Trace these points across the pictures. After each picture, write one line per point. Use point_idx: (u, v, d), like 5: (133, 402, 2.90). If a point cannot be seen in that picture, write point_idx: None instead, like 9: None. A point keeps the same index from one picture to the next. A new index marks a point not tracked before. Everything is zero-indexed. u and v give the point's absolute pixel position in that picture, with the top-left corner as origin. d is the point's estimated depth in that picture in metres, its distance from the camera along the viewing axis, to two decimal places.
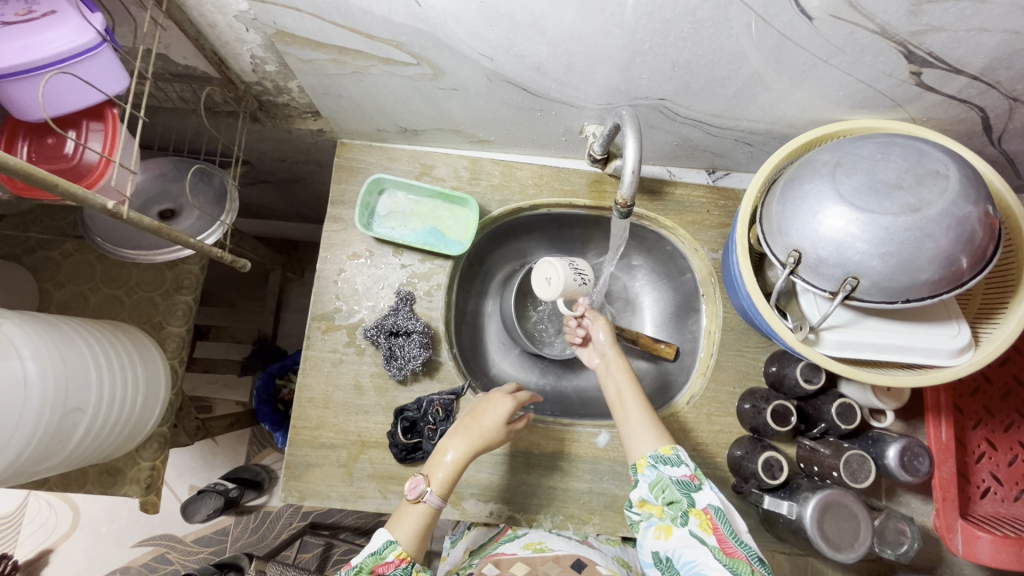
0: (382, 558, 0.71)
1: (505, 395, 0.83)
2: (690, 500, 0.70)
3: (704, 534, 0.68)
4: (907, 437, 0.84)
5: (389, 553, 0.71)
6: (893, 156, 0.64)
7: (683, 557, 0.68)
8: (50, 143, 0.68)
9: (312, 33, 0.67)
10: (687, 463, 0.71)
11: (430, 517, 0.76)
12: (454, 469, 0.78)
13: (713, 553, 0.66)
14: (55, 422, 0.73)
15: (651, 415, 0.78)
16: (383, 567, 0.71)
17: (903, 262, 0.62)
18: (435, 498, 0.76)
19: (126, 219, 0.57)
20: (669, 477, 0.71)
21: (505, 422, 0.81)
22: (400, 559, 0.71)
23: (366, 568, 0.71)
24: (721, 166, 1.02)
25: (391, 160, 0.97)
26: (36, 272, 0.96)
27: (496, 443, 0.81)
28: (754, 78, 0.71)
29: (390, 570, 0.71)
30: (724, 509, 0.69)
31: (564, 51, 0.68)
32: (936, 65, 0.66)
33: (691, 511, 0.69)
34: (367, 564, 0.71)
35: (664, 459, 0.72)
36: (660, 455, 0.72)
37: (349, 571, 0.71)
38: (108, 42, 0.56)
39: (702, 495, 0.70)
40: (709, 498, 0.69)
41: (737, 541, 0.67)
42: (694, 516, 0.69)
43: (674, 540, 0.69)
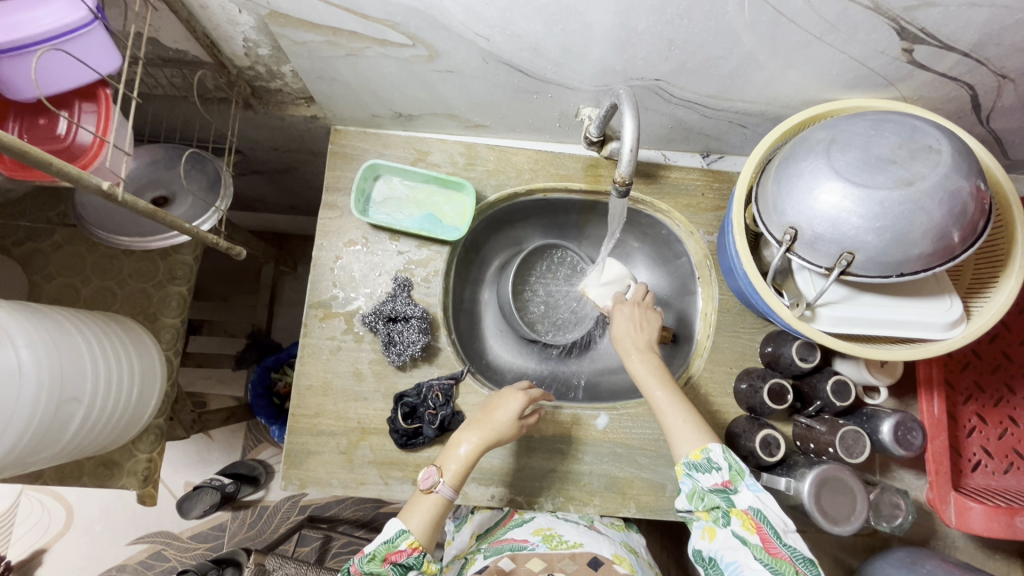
0: (395, 546, 0.72)
1: (516, 390, 0.83)
2: (728, 502, 0.71)
3: (747, 534, 0.69)
4: (900, 413, 0.85)
5: (401, 542, 0.72)
6: (886, 132, 0.65)
7: (726, 558, 0.70)
8: (41, 124, 0.67)
9: (306, 13, 0.67)
10: (720, 468, 0.72)
11: (441, 508, 0.76)
12: (468, 461, 0.79)
13: (754, 553, 0.67)
14: (50, 412, 0.72)
15: (695, 414, 0.77)
16: (396, 555, 0.72)
17: (896, 235, 0.63)
18: (448, 490, 0.77)
19: (121, 201, 0.57)
20: (704, 484, 0.73)
21: (517, 416, 0.81)
22: (412, 547, 0.72)
23: (380, 556, 0.72)
24: (715, 149, 1.02)
25: (385, 146, 0.97)
26: (25, 265, 0.95)
27: (511, 439, 0.81)
28: (748, 58, 0.72)
29: (404, 558, 0.72)
30: (764, 509, 0.69)
31: (561, 30, 0.68)
32: (928, 41, 0.67)
33: (732, 511, 0.71)
34: (380, 551, 0.72)
35: (697, 466, 0.73)
36: (692, 462, 0.73)
37: (361, 560, 0.72)
38: (100, 19, 0.55)
39: (741, 497, 0.70)
40: (749, 500, 0.70)
41: (781, 541, 0.67)
42: (736, 516, 0.70)
43: (718, 542, 0.71)
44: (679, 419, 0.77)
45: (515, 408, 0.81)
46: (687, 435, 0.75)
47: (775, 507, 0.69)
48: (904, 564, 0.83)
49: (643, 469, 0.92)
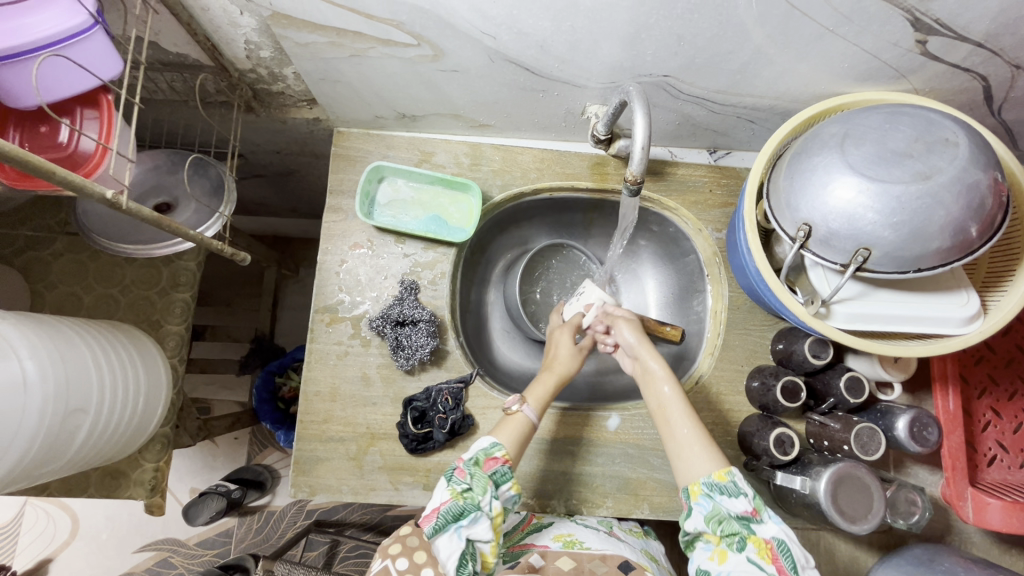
0: (491, 454, 0.73)
1: (564, 327, 0.91)
2: (746, 528, 0.67)
3: (763, 562, 0.65)
4: (915, 408, 0.84)
5: (497, 450, 0.74)
6: (901, 126, 0.65)
7: None
8: (43, 132, 0.65)
9: (310, 15, 0.65)
10: (747, 495, 0.68)
11: (527, 430, 0.79)
12: (548, 388, 0.82)
13: None
14: (56, 424, 0.71)
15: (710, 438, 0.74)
16: (492, 462, 0.72)
17: (913, 230, 0.62)
18: (533, 412, 0.80)
19: (127, 210, 0.56)
20: (726, 509, 0.68)
21: (574, 348, 0.87)
22: (507, 457, 0.73)
23: (480, 462, 0.72)
24: (722, 145, 1.01)
25: (389, 148, 0.95)
26: (27, 273, 0.94)
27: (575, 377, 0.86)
28: (759, 52, 0.71)
29: (498, 466, 0.72)
30: (788, 542, 0.66)
31: (568, 27, 0.66)
32: (942, 33, 0.66)
33: (749, 537, 0.67)
34: (479, 458, 0.73)
35: (722, 488, 0.69)
36: (716, 483, 0.70)
37: (466, 462, 0.72)
38: (101, 24, 0.54)
39: (764, 527, 0.67)
40: (773, 531, 0.67)
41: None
42: (753, 543, 0.66)
43: (729, 565, 0.66)
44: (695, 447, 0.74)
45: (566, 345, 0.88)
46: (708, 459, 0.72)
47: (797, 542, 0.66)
48: (921, 560, 0.83)
49: (656, 470, 0.91)
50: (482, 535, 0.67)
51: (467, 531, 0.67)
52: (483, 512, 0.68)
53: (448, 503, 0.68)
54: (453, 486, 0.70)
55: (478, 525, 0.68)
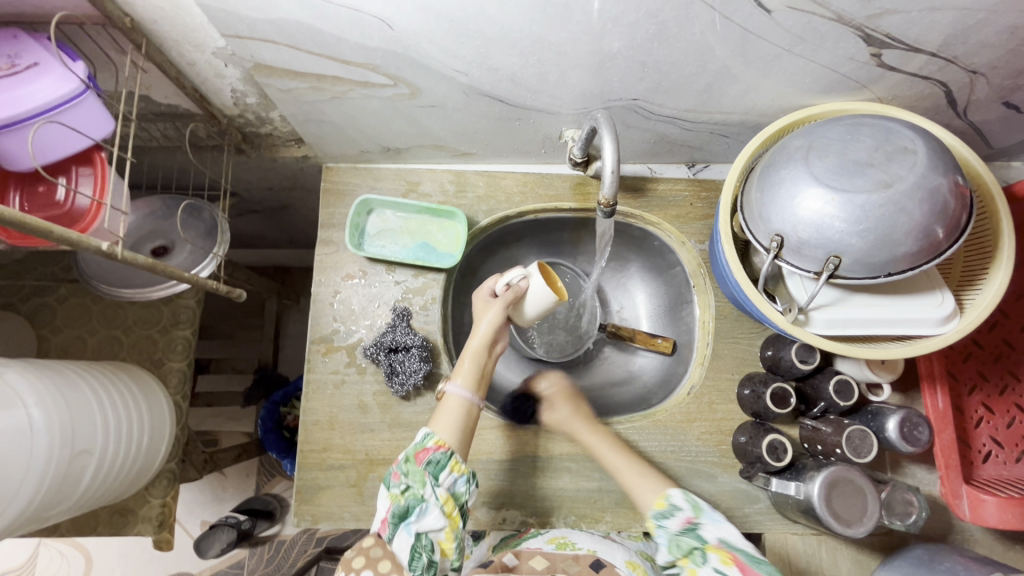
0: (422, 446, 0.75)
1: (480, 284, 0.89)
2: (701, 539, 0.74)
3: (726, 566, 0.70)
4: (905, 409, 0.85)
5: (429, 441, 0.75)
6: (861, 136, 0.67)
7: None
8: (41, 190, 0.69)
9: (289, 63, 0.69)
10: (683, 509, 0.76)
11: (466, 409, 0.80)
12: (472, 361, 0.83)
13: None
14: (63, 468, 0.73)
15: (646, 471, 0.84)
16: (424, 454, 0.74)
17: (880, 236, 0.64)
18: (463, 390, 0.80)
19: (121, 259, 0.59)
20: (673, 529, 0.75)
21: (482, 306, 0.85)
22: (440, 444, 0.74)
23: (412, 458, 0.74)
24: (700, 158, 1.03)
25: (376, 180, 0.99)
26: (33, 319, 0.97)
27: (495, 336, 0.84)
28: (722, 72, 0.73)
29: (431, 455, 0.73)
30: (730, 538, 0.73)
31: (536, 61, 0.69)
32: (895, 45, 0.68)
33: (705, 547, 0.73)
34: (410, 454, 0.75)
35: (663, 514, 0.77)
36: (658, 512, 0.77)
37: (396, 465, 0.75)
38: (91, 88, 0.58)
39: (707, 530, 0.74)
40: (716, 532, 0.74)
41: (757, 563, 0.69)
42: (711, 552, 0.72)
43: None
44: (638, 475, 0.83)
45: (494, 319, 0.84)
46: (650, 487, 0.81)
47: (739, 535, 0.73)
48: (922, 561, 0.83)
49: None
50: (432, 524, 0.69)
51: (418, 525, 0.70)
52: (429, 503, 0.71)
53: (391, 506, 0.71)
54: (391, 491, 0.72)
55: (427, 516, 0.70)
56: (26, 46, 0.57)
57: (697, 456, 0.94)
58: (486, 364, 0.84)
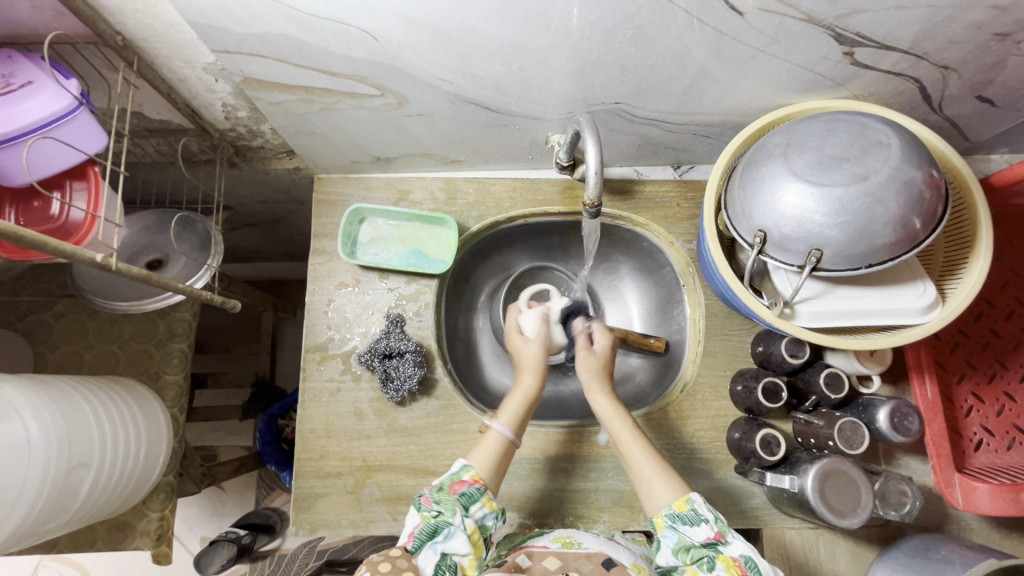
0: (458, 477, 0.75)
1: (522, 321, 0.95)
2: (716, 550, 0.68)
3: None
4: (895, 399, 0.86)
5: (465, 473, 0.75)
6: (837, 132, 0.69)
7: None
8: (36, 206, 0.70)
9: (278, 77, 0.70)
10: (707, 520, 0.70)
11: (502, 448, 0.79)
12: (519, 401, 0.83)
13: None
14: (60, 480, 0.73)
15: (662, 463, 0.78)
16: (458, 485, 0.74)
17: (859, 228, 0.66)
18: (506, 428, 0.81)
19: (116, 270, 0.60)
20: (691, 537, 0.70)
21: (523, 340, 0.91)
22: (474, 478, 0.75)
23: (445, 486, 0.74)
24: (685, 160, 1.05)
25: (367, 190, 1.01)
26: (29, 336, 0.98)
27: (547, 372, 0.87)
28: (700, 74, 0.75)
29: (466, 488, 0.74)
30: (755, 558, 0.67)
31: (518, 68, 0.71)
32: (866, 44, 0.70)
33: (718, 557, 0.68)
34: (446, 483, 0.74)
35: (682, 517, 0.71)
36: (676, 514, 0.72)
37: (429, 490, 0.74)
38: (84, 104, 0.59)
39: (731, 547, 0.68)
40: (740, 550, 0.68)
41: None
42: (722, 562, 0.67)
43: None
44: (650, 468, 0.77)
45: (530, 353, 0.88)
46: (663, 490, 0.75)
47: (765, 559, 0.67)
48: (918, 551, 0.83)
49: None
50: (458, 548, 0.68)
51: (444, 547, 0.68)
52: (457, 528, 0.70)
53: (421, 525, 0.70)
54: (422, 512, 0.71)
55: (454, 539, 0.69)
56: (21, 66, 0.59)
57: (691, 454, 0.94)
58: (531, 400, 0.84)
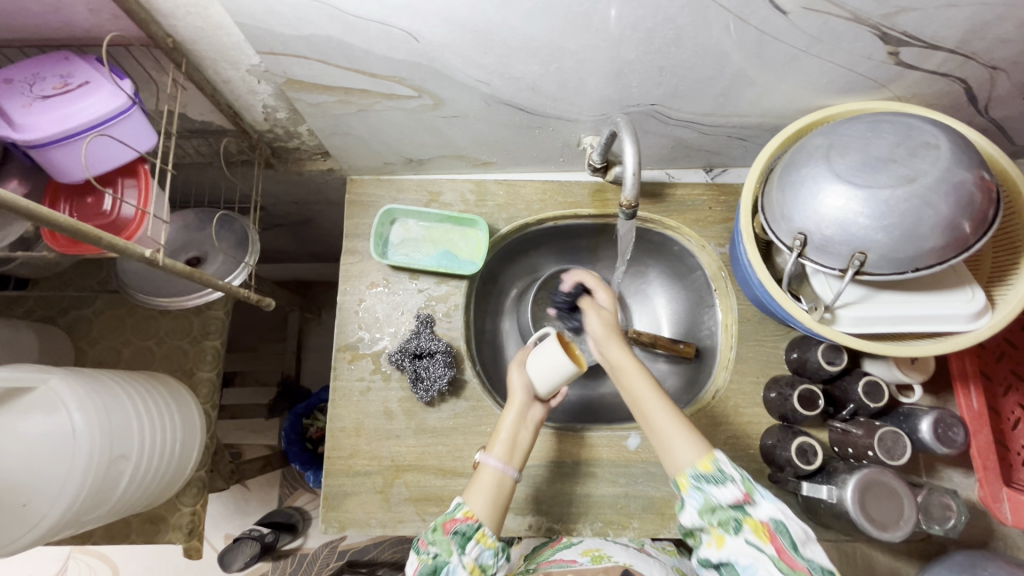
0: (451, 516, 0.74)
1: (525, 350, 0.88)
2: (744, 511, 0.67)
3: (761, 542, 0.65)
4: (938, 409, 0.83)
5: (458, 511, 0.74)
6: (883, 133, 0.67)
7: (742, 565, 0.65)
8: (89, 203, 0.72)
9: (319, 77, 0.72)
10: (734, 479, 0.68)
11: (500, 485, 0.76)
12: (508, 431, 0.80)
13: (773, 565, 0.63)
14: (102, 472, 0.75)
15: (685, 424, 0.74)
16: (452, 523, 0.73)
17: (906, 232, 0.64)
18: (498, 461, 0.78)
19: (163, 266, 0.61)
20: (718, 497, 0.68)
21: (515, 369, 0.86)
22: (467, 515, 0.73)
23: (439, 526, 0.73)
24: (717, 163, 1.04)
25: (399, 191, 1.02)
26: (70, 331, 1.01)
27: (533, 415, 0.82)
28: (739, 75, 0.74)
29: (459, 525, 0.72)
30: (784, 521, 0.66)
31: (556, 69, 0.71)
32: (912, 43, 0.69)
33: (745, 520, 0.66)
34: (439, 523, 0.74)
35: (707, 477, 0.69)
36: (700, 474, 0.69)
37: (424, 535, 0.74)
38: (137, 104, 0.61)
39: (759, 508, 0.67)
40: (768, 513, 0.66)
41: (798, 554, 0.64)
42: (749, 525, 0.66)
43: (727, 549, 0.66)
44: (676, 432, 0.73)
45: (518, 380, 0.83)
46: (690, 449, 0.72)
47: (795, 518, 0.66)
48: (963, 568, 0.80)
49: None
50: None
51: None
52: (456, 567, 0.70)
53: (420, 567, 0.71)
54: (420, 555, 0.72)
55: None
56: (78, 68, 0.61)
57: None
58: (521, 430, 0.81)
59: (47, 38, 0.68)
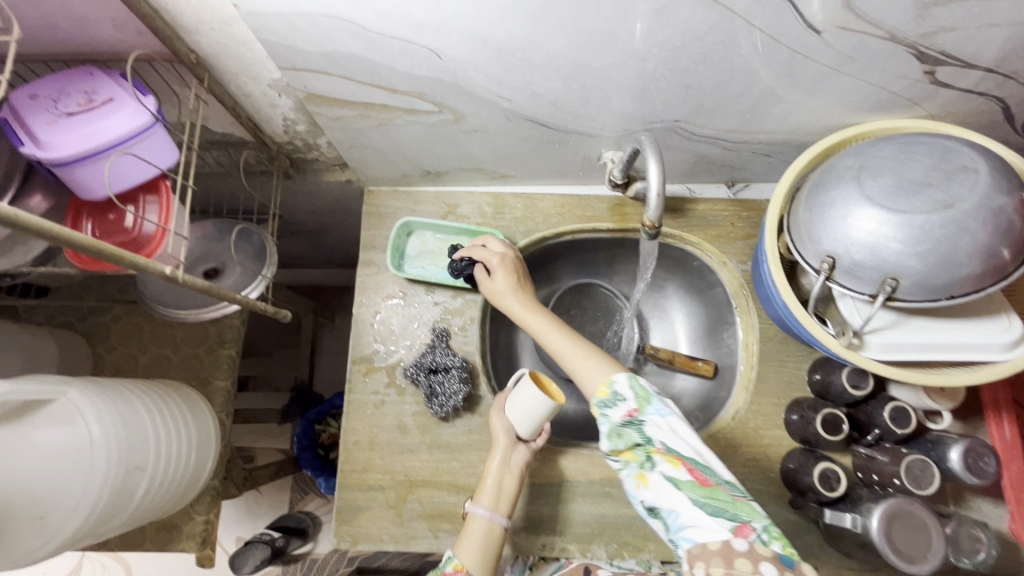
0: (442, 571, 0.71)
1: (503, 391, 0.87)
2: (645, 438, 0.67)
3: (676, 472, 0.64)
4: (968, 438, 0.80)
5: (447, 565, 0.71)
6: (917, 155, 0.65)
7: (666, 507, 0.65)
8: (111, 219, 0.72)
9: (340, 92, 0.71)
10: (626, 399, 0.68)
11: (489, 535, 0.75)
12: (494, 478, 0.79)
13: (690, 494, 0.63)
14: (119, 483, 0.75)
15: (593, 354, 0.76)
16: None
17: (942, 259, 0.62)
18: (485, 511, 0.77)
19: (182, 283, 0.61)
20: (615, 420, 0.68)
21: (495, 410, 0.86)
22: (457, 569, 0.71)
23: None
24: (740, 178, 1.02)
25: (416, 203, 1.01)
26: (89, 337, 1.02)
27: (517, 459, 0.81)
28: (767, 93, 0.72)
29: None
30: (680, 439, 0.65)
31: (579, 86, 0.70)
32: (949, 62, 0.66)
33: (653, 451, 0.66)
34: None
35: (606, 403, 0.69)
36: (601, 401, 0.70)
37: None
38: (160, 121, 0.61)
39: (652, 425, 0.66)
40: (659, 434, 0.66)
41: (709, 468, 0.63)
42: (659, 456, 0.66)
43: (653, 488, 0.66)
44: (581, 363, 0.75)
45: (499, 424, 0.82)
46: (595, 375, 0.73)
47: (688, 433, 0.65)
48: None
49: None
50: None
51: None
52: None
53: None
54: None
55: None
56: (103, 84, 0.62)
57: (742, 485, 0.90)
58: (506, 475, 0.80)
59: (72, 52, 0.68)
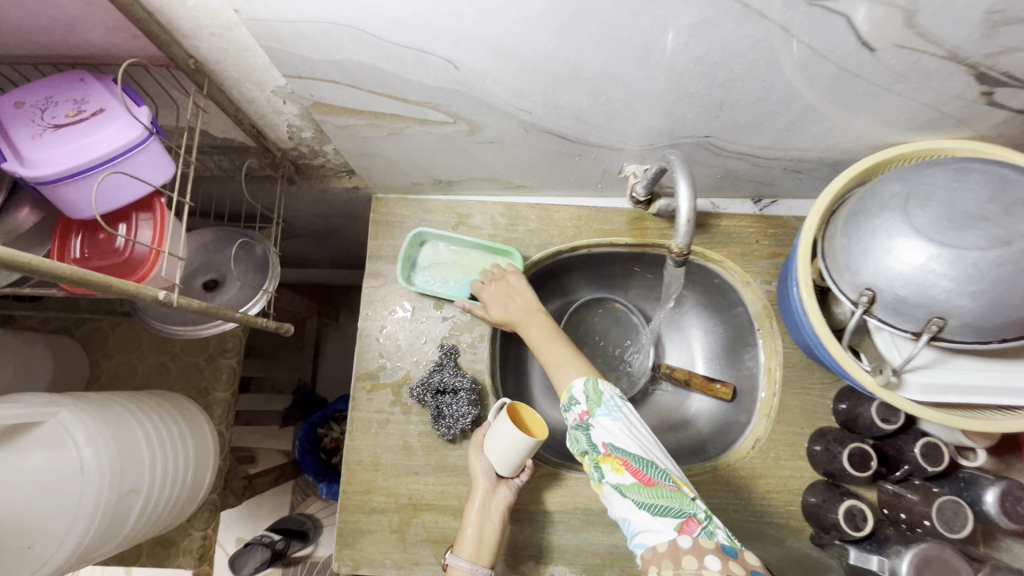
0: None
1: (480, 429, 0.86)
2: (592, 443, 0.67)
3: (620, 476, 0.64)
4: (1006, 479, 0.73)
5: None
6: (971, 184, 0.60)
7: (619, 513, 0.65)
8: (101, 238, 0.69)
9: (348, 101, 0.66)
10: (578, 402, 0.70)
11: None
12: (473, 525, 0.78)
13: (634, 498, 0.63)
14: (112, 507, 0.72)
15: (571, 353, 0.78)
16: None
17: (995, 299, 0.57)
18: (465, 562, 0.75)
19: (178, 306, 0.57)
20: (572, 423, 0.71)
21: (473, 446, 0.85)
22: None
23: None
24: (767, 194, 0.97)
25: (426, 212, 0.97)
26: (86, 343, 0.99)
27: (495, 503, 0.80)
28: (807, 110, 0.67)
29: None
30: (617, 440, 0.65)
31: (605, 100, 0.65)
32: (1010, 84, 0.61)
33: (601, 459, 0.66)
34: None
35: (565, 407, 0.73)
36: (563, 404, 0.73)
37: None
38: (154, 135, 0.57)
39: (597, 429, 0.67)
40: (604, 435, 0.66)
41: (652, 467, 0.63)
42: (605, 462, 0.66)
43: (607, 496, 0.67)
44: (558, 361, 0.78)
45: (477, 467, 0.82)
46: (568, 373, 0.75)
47: (628, 434, 0.65)
48: None
49: None
50: None
51: None
52: None
53: None
54: None
55: None
56: (94, 92, 0.57)
57: (761, 517, 0.87)
58: (487, 522, 0.79)
59: (64, 54, 0.64)
